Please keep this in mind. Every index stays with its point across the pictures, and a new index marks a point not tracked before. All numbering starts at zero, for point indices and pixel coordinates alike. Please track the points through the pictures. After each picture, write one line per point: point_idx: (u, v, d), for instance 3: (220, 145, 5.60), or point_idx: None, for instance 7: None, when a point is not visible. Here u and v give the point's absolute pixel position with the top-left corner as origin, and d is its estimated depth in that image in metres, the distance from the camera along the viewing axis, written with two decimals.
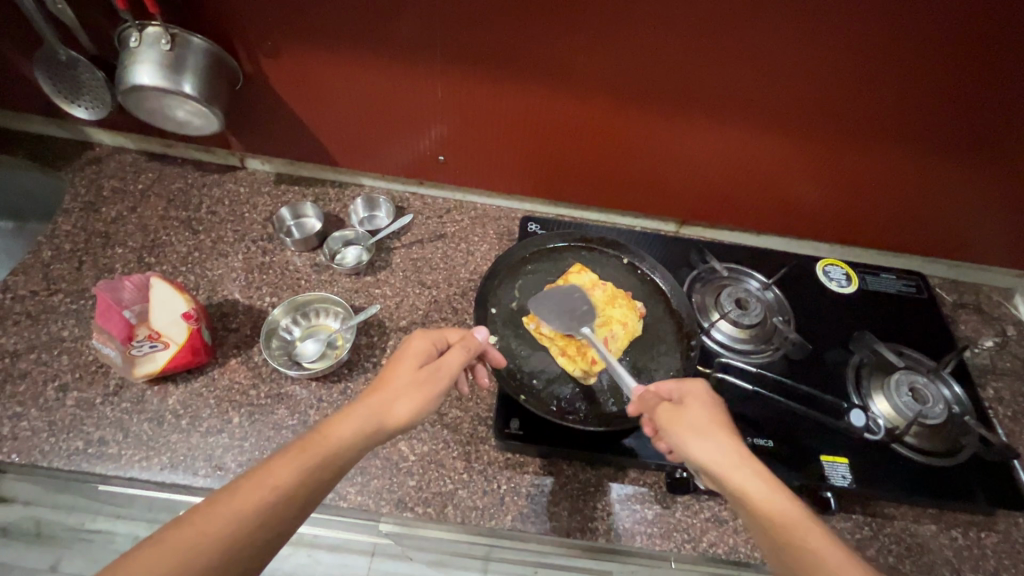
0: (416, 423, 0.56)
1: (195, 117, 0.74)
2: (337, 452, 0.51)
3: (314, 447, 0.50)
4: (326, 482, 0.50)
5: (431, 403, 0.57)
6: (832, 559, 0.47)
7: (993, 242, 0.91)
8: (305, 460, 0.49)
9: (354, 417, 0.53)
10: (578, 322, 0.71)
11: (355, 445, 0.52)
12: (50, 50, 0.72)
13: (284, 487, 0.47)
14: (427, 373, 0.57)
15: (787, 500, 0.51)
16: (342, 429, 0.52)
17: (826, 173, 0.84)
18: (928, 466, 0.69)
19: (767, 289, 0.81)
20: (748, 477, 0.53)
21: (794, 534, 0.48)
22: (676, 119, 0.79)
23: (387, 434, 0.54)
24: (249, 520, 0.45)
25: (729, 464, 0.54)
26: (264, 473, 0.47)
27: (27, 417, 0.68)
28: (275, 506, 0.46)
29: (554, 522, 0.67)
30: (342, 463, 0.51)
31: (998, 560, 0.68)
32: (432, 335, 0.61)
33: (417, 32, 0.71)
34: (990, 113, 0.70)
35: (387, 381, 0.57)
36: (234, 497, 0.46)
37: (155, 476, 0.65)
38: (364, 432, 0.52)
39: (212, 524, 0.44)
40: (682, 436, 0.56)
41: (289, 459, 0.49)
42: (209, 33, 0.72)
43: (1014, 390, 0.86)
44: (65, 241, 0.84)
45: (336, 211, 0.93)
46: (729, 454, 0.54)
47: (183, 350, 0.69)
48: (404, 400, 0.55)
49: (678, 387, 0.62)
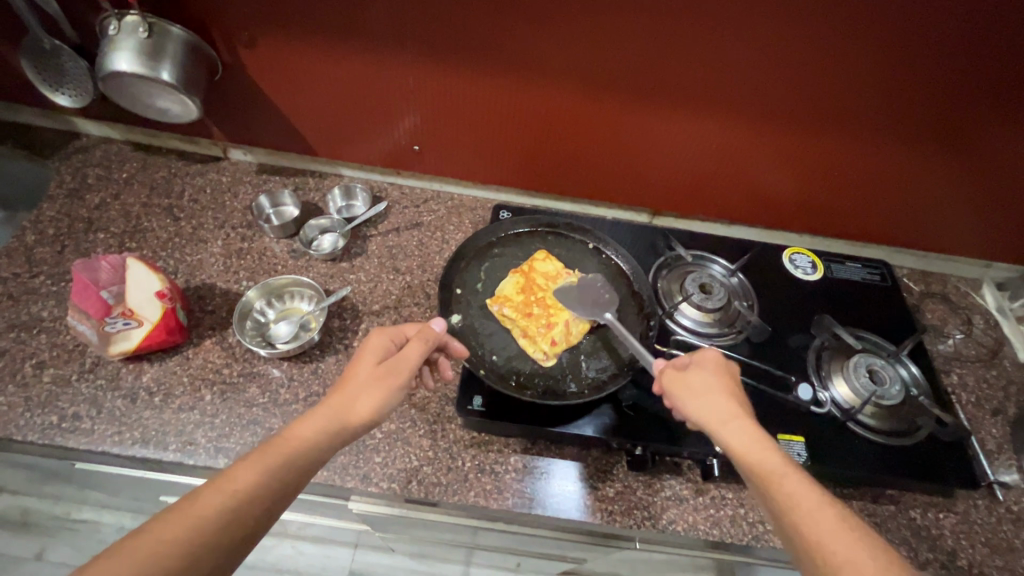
0: (381, 419, 0.57)
1: (175, 104, 0.76)
2: (302, 450, 0.52)
3: (276, 448, 0.51)
4: (291, 482, 0.50)
5: (393, 397, 0.58)
6: (813, 507, 0.49)
7: (958, 231, 0.92)
8: (269, 461, 0.50)
9: (317, 417, 0.54)
10: (600, 309, 0.74)
11: (320, 443, 0.53)
12: (34, 39, 0.74)
13: (247, 488, 0.48)
14: (387, 369, 0.59)
15: (769, 451, 0.53)
16: (306, 429, 0.53)
17: (791, 162, 0.86)
18: (886, 446, 0.70)
19: (731, 275, 0.84)
20: (733, 432, 0.55)
21: (772, 483, 0.51)
22: (642, 109, 0.81)
23: (352, 431, 0.55)
24: (212, 524, 0.45)
25: (716, 420, 0.56)
26: (225, 477, 0.48)
27: (5, 392, 0.70)
28: (239, 509, 0.46)
29: (515, 498, 0.68)
30: (307, 463, 0.52)
31: (955, 540, 0.69)
32: (390, 330, 0.63)
33: (387, 23, 0.73)
34: (945, 100, 0.72)
35: (348, 379, 0.58)
36: (195, 503, 0.45)
37: (126, 450, 0.67)
38: (328, 430, 0.54)
39: (171, 531, 0.43)
40: (681, 396, 0.59)
41: (251, 461, 0.50)
42: (187, 24, 0.75)
43: (978, 376, 0.87)
44: (49, 226, 0.86)
45: (315, 200, 0.95)
46: (721, 412, 0.57)
47: (157, 328, 0.72)
48: (366, 397, 0.57)
49: (690, 356, 0.64)
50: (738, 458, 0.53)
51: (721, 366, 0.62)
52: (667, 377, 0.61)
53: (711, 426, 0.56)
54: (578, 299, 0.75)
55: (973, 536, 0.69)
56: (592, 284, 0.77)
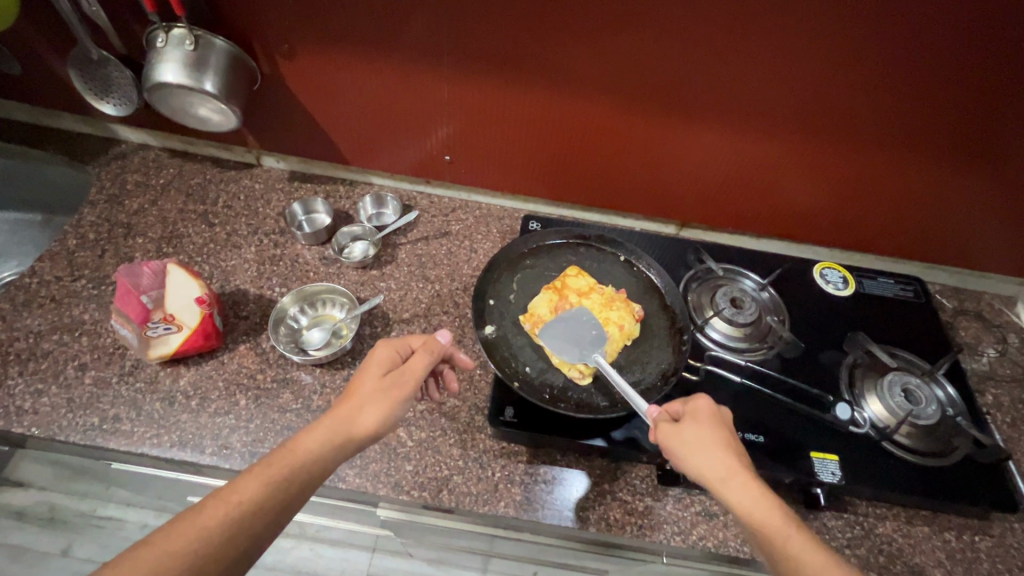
0: (385, 430, 0.58)
1: (215, 113, 0.78)
2: (304, 464, 0.52)
3: (279, 461, 0.52)
4: (293, 495, 0.52)
5: (398, 409, 0.58)
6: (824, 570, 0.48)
7: (993, 249, 0.91)
8: (271, 475, 0.51)
9: (320, 429, 0.55)
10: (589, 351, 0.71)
11: (323, 456, 0.53)
12: (83, 50, 0.78)
13: (249, 502, 0.49)
14: (392, 380, 0.59)
15: (776, 512, 0.52)
16: (309, 442, 0.53)
17: (822, 176, 0.85)
18: (921, 466, 0.70)
19: (762, 290, 0.84)
20: (739, 495, 0.53)
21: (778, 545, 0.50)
22: (673, 121, 0.81)
23: (356, 444, 0.55)
24: (213, 538, 0.47)
25: (721, 482, 0.54)
26: (228, 489, 0.49)
27: (47, 394, 0.72)
28: (240, 522, 0.48)
29: (545, 510, 0.68)
30: (309, 477, 0.52)
31: (991, 564, 0.67)
32: (395, 342, 0.63)
33: (424, 36, 0.74)
34: (987, 118, 0.71)
35: (354, 390, 0.58)
36: (198, 515, 0.47)
37: (164, 453, 0.68)
38: (331, 443, 0.54)
39: (174, 542, 0.46)
40: (683, 459, 0.57)
41: (254, 474, 0.51)
42: (229, 36, 0.77)
43: (1014, 397, 0.85)
44: (89, 230, 0.88)
45: (346, 207, 0.97)
46: (724, 472, 0.55)
47: (195, 333, 0.73)
48: (371, 408, 0.57)
49: (683, 404, 0.62)
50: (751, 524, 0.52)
51: (714, 418, 0.60)
52: (662, 434, 0.59)
53: (717, 487, 0.54)
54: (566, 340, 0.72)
55: (1010, 560, 0.68)
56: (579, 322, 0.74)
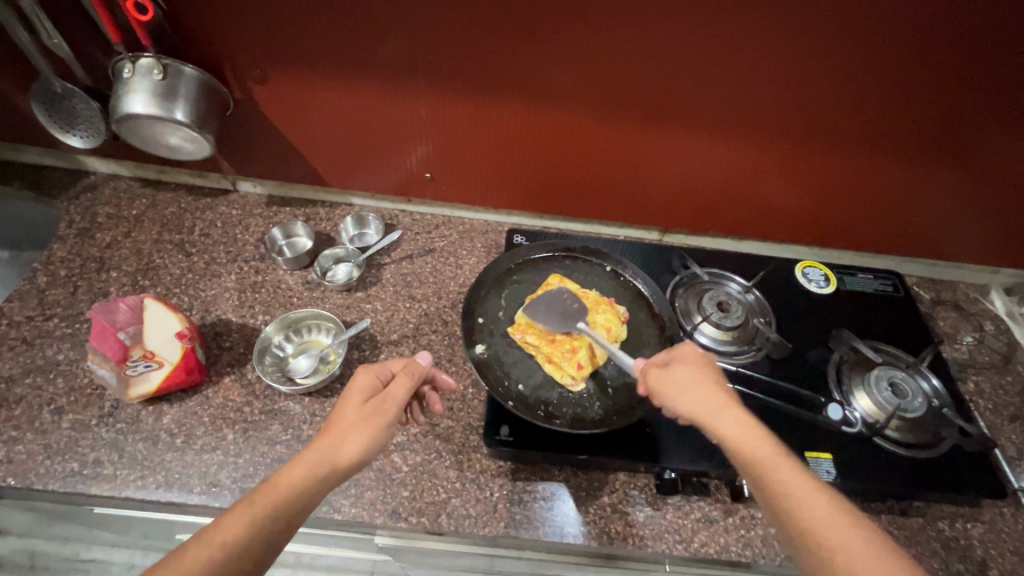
0: (371, 458, 0.56)
1: (187, 142, 0.76)
2: (288, 500, 0.50)
3: (264, 497, 0.50)
4: (280, 532, 0.49)
5: (380, 435, 0.56)
6: (806, 492, 0.50)
7: (965, 239, 0.94)
8: (254, 513, 0.49)
9: (303, 462, 0.52)
10: (571, 321, 0.74)
11: (308, 489, 0.51)
12: (46, 83, 0.76)
13: (233, 541, 0.47)
14: (373, 408, 0.57)
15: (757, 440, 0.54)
16: (292, 476, 0.51)
17: (796, 176, 0.87)
18: (912, 458, 0.71)
19: (747, 292, 0.85)
20: (724, 421, 0.56)
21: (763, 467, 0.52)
22: (649, 128, 0.82)
23: (340, 474, 0.53)
24: None
25: (707, 412, 0.57)
26: (211, 530, 0.47)
27: (23, 441, 0.69)
28: (224, 564, 0.46)
29: (546, 527, 0.67)
30: (294, 511, 0.50)
31: (985, 550, 0.68)
32: (376, 367, 0.62)
33: (398, 55, 0.74)
34: (950, 112, 0.73)
35: (335, 421, 0.56)
36: (180, 560, 0.45)
37: (150, 495, 0.66)
38: (315, 475, 0.52)
39: None
40: (669, 393, 0.60)
41: (238, 513, 0.49)
42: (198, 62, 0.75)
43: (994, 382, 0.88)
44: (60, 267, 0.86)
45: (327, 229, 0.96)
46: (709, 402, 0.58)
47: (177, 369, 0.71)
48: (353, 437, 0.55)
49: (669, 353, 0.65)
50: (728, 443, 0.55)
51: (699, 359, 0.63)
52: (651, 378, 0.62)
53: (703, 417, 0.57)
54: (551, 315, 0.75)
55: (1003, 545, 0.69)
56: (562, 299, 0.76)
